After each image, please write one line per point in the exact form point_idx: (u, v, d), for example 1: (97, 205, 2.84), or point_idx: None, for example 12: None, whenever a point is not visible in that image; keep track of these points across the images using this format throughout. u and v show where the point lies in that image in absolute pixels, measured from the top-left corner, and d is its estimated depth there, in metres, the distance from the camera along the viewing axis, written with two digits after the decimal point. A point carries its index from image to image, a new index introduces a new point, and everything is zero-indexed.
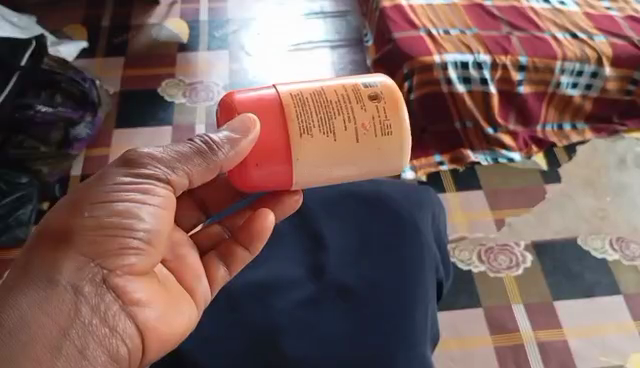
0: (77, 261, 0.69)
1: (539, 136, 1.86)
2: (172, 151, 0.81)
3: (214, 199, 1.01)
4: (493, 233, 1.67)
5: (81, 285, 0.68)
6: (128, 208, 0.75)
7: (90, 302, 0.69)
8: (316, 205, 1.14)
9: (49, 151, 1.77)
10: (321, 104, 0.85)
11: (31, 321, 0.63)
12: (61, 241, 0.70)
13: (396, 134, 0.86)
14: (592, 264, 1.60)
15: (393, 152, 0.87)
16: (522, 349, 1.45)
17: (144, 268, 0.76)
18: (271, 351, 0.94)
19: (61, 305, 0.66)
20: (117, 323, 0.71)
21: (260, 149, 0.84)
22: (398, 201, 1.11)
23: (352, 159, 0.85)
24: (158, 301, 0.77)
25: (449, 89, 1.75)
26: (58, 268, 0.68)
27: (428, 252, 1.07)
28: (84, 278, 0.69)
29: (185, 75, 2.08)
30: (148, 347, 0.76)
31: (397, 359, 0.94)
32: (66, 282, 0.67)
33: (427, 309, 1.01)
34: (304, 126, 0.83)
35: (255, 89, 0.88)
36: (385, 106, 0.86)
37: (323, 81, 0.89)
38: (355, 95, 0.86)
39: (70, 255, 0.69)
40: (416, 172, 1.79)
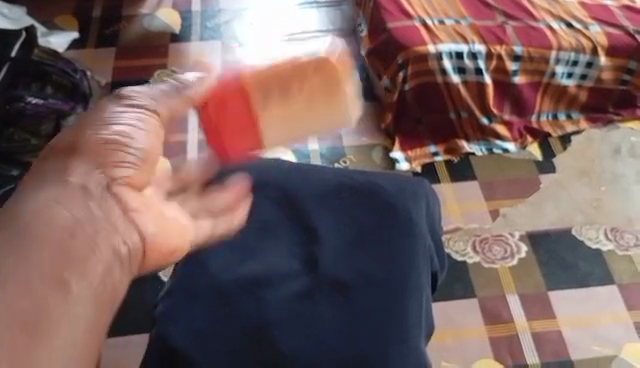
0: (84, 166, 0.60)
1: (533, 126, 1.85)
2: (155, 89, 0.72)
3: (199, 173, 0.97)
4: (488, 224, 1.66)
5: (88, 185, 0.59)
6: (128, 129, 0.66)
7: (97, 202, 0.59)
8: (311, 199, 1.16)
9: (39, 143, 1.72)
10: (275, 83, 0.89)
11: (38, 212, 0.54)
12: (67, 149, 0.61)
13: (340, 98, 0.94)
14: (586, 254, 1.60)
15: (341, 113, 0.95)
16: (516, 339, 1.45)
17: (146, 184, 0.66)
18: (264, 346, 0.99)
19: (72, 202, 0.57)
20: (120, 230, 0.60)
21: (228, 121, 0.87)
22: (395, 195, 1.15)
23: (310, 116, 0.93)
24: (162, 219, 0.66)
25: (443, 79, 1.76)
26: (67, 170, 0.59)
27: (423, 245, 1.10)
28: (93, 180, 0.60)
29: (177, 66, 2.06)
30: (149, 266, 0.64)
31: (387, 353, 0.99)
32: (75, 182, 0.59)
33: (421, 301, 1.05)
34: (270, 105, 0.89)
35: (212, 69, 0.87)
36: (328, 74, 0.92)
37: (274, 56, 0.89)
38: (302, 68, 0.90)
39: (76, 160, 0.61)
40: (410, 163, 1.79)
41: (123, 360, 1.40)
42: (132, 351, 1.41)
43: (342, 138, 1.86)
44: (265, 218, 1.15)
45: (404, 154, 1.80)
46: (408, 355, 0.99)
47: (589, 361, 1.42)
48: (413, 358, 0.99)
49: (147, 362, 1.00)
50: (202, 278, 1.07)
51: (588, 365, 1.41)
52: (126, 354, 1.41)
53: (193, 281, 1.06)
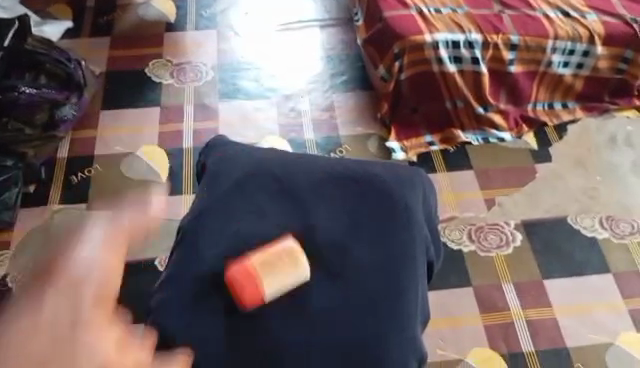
0: (56, 300, 0.95)
1: (529, 115, 1.85)
2: None
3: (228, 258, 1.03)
4: (483, 213, 1.67)
5: (60, 319, 0.93)
6: (79, 284, 0.98)
7: (57, 326, 0.92)
8: (308, 188, 1.17)
9: (34, 134, 1.73)
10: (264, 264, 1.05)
11: (11, 338, 0.89)
12: (41, 279, 0.98)
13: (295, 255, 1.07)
14: (581, 243, 1.60)
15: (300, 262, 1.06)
16: (511, 327, 1.46)
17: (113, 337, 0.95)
18: (262, 336, 1.01)
19: (45, 331, 0.91)
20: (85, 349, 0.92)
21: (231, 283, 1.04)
22: (392, 184, 1.18)
23: (289, 282, 1.04)
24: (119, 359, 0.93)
25: (439, 68, 1.75)
26: (43, 309, 0.93)
27: (420, 233, 1.13)
28: (61, 312, 0.94)
29: (172, 55, 2.04)
30: None
31: (388, 341, 1.01)
32: (50, 317, 0.92)
33: (418, 289, 1.08)
34: (265, 271, 1.04)
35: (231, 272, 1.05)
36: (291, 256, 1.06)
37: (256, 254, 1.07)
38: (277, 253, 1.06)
39: (52, 294, 0.95)
40: (406, 153, 1.78)
41: None
42: None
43: (339, 128, 1.85)
44: (262, 206, 1.15)
45: (400, 144, 1.79)
46: (406, 342, 1.02)
47: (584, 349, 1.43)
48: (411, 345, 1.02)
49: None
50: (200, 268, 1.07)
51: (583, 353, 1.42)
52: None
53: (189, 271, 1.07)
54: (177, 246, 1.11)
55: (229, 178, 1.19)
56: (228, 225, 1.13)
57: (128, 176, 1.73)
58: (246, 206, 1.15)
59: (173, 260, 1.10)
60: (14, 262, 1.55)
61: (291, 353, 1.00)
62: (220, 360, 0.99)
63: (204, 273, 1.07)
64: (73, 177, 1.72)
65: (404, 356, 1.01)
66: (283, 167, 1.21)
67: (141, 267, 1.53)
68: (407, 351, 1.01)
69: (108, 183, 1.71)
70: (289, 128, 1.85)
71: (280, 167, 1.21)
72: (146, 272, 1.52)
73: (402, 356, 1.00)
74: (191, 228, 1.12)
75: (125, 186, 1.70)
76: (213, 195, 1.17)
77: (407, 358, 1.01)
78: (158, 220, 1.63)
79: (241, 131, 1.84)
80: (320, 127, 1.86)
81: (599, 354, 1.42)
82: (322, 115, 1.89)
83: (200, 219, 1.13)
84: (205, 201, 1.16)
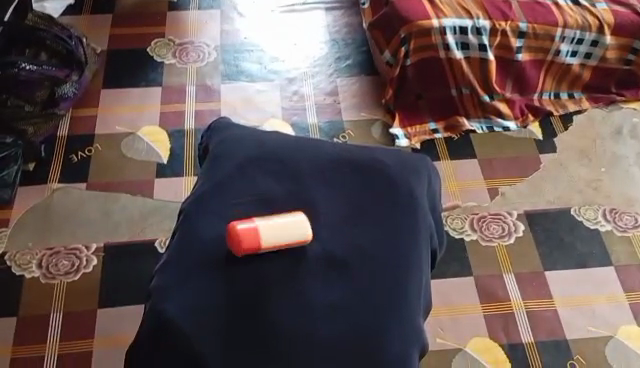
0: None
1: (535, 104, 1.83)
2: None
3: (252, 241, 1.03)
4: (486, 203, 1.65)
5: None
6: None
7: None
8: (312, 173, 1.17)
9: (34, 111, 1.70)
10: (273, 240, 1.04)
11: None
12: None
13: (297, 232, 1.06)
14: (584, 235, 1.59)
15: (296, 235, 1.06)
16: (512, 317, 1.45)
17: None
18: (262, 320, 0.99)
19: None
20: None
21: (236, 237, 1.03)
22: (396, 171, 1.17)
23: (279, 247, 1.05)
24: None
25: (446, 54, 1.73)
26: None
27: (424, 222, 1.13)
28: None
29: (175, 35, 2.01)
30: None
31: (389, 329, 1.00)
32: None
33: (421, 277, 1.07)
34: (270, 234, 1.04)
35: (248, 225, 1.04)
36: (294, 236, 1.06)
37: (276, 230, 1.05)
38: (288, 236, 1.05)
39: None
40: (410, 140, 1.76)
41: (117, 331, 1.39)
42: (126, 323, 1.40)
43: (342, 112, 1.83)
44: (264, 190, 1.14)
45: (404, 130, 1.77)
46: (408, 332, 1.01)
47: (584, 341, 1.42)
48: (412, 335, 1.01)
49: (138, 338, 1.00)
50: (199, 252, 1.06)
51: (583, 345, 1.42)
52: (120, 325, 1.40)
53: (189, 255, 1.05)
54: (177, 229, 1.10)
55: (232, 162, 1.18)
56: (230, 209, 1.11)
57: (129, 156, 1.71)
58: (248, 189, 1.14)
59: (173, 243, 1.08)
60: (12, 240, 1.53)
61: (290, 340, 0.98)
62: (217, 344, 0.97)
63: (204, 256, 1.05)
64: (73, 155, 1.70)
65: (406, 345, 1.00)
66: (286, 152, 1.20)
67: (140, 249, 1.52)
68: (408, 340, 1.00)
69: (108, 163, 1.69)
70: (291, 111, 1.83)
71: (284, 151, 1.20)
72: (145, 253, 1.51)
73: (404, 345, 1.00)
74: (191, 211, 1.11)
75: (125, 167, 1.68)
76: (215, 178, 1.15)
77: (408, 347, 1.00)
78: (157, 201, 1.61)
79: (243, 113, 1.82)
80: (323, 111, 1.84)
81: (599, 346, 1.42)
82: (326, 100, 1.86)
83: (201, 202, 1.12)
84: (207, 184, 1.15)
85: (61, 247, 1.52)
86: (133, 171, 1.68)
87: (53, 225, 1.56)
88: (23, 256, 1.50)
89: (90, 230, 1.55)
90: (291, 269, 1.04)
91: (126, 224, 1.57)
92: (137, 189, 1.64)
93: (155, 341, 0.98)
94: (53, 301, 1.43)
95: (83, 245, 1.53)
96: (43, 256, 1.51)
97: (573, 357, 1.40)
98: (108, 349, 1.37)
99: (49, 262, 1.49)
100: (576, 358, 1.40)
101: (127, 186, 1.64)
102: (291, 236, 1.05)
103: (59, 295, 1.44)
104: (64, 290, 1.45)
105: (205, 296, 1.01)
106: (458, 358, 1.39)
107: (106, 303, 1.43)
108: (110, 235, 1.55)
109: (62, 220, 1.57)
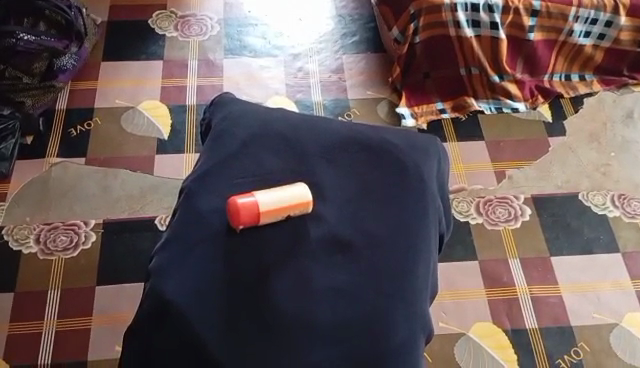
0: None
1: (545, 86, 1.78)
2: None
3: (252, 215, 1.01)
4: (493, 186, 1.62)
5: None
6: None
7: None
8: (318, 154, 1.13)
9: (32, 83, 1.67)
10: (274, 211, 1.02)
11: None
12: None
13: (300, 204, 1.04)
14: (591, 220, 1.57)
15: (300, 206, 1.04)
16: (516, 303, 1.43)
17: None
18: (265, 303, 0.96)
19: None
20: None
21: (236, 210, 1.01)
22: (406, 151, 1.15)
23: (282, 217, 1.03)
24: None
25: (456, 32, 1.68)
26: None
27: (433, 205, 1.10)
28: None
29: (177, 7, 1.96)
30: None
31: (396, 314, 0.97)
32: None
33: (429, 262, 1.05)
34: (271, 205, 1.02)
35: (247, 197, 1.02)
36: (297, 207, 1.04)
37: (276, 201, 1.02)
38: (290, 207, 1.03)
39: None
40: (416, 120, 1.72)
41: (115, 309, 1.37)
42: (125, 300, 1.38)
43: (348, 90, 1.79)
44: (268, 169, 1.11)
45: (410, 110, 1.73)
46: (414, 319, 0.98)
47: (589, 329, 1.40)
48: (418, 321, 0.99)
49: (137, 319, 0.97)
50: (201, 231, 1.03)
51: (588, 332, 1.40)
52: (118, 303, 1.38)
53: (191, 234, 1.03)
54: (178, 208, 1.07)
55: (235, 139, 1.14)
56: (232, 188, 1.08)
57: (129, 131, 1.67)
58: (251, 169, 1.11)
59: (174, 222, 1.05)
60: (10, 213, 1.51)
61: (293, 324, 0.95)
62: (219, 327, 0.94)
63: (206, 236, 1.02)
64: (72, 129, 1.67)
65: (411, 332, 0.97)
66: (292, 129, 1.16)
67: (140, 226, 1.49)
68: (414, 326, 0.98)
69: (107, 137, 1.66)
70: (295, 88, 1.79)
71: (289, 129, 1.16)
72: (144, 231, 1.49)
73: (409, 332, 0.97)
74: (193, 189, 1.08)
75: (125, 142, 1.65)
76: (217, 156, 1.12)
77: (414, 334, 0.97)
78: (157, 178, 1.58)
79: (245, 89, 1.78)
80: (328, 89, 1.79)
81: (603, 334, 1.40)
82: (331, 77, 1.82)
83: (203, 180, 1.09)
84: (209, 162, 1.11)
85: (60, 222, 1.50)
86: (133, 147, 1.64)
87: (50, 200, 1.53)
88: (20, 231, 1.48)
89: (90, 206, 1.52)
90: (295, 250, 1.02)
91: (125, 201, 1.54)
92: (137, 165, 1.60)
93: (155, 324, 0.96)
94: (51, 277, 1.41)
95: (81, 220, 1.50)
96: (41, 230, 1.48)
97: (577, 344, 1.38)
98: (107, 326, 1.35)
99: (47, 237, 1.47)
100: (580, 344, 1.38)
101: (127, 162, 1.61)
102: (294, 204, 1.03)
103: (57, 271, 1.42)
104: (62, 266, 1.43)
105: (207, 277, 0.98)
106: (461, 342, 1.37)
107: (104, 281, 1.41)
108: (109, 211, 1.52)
109: (60, 195, 1.54)
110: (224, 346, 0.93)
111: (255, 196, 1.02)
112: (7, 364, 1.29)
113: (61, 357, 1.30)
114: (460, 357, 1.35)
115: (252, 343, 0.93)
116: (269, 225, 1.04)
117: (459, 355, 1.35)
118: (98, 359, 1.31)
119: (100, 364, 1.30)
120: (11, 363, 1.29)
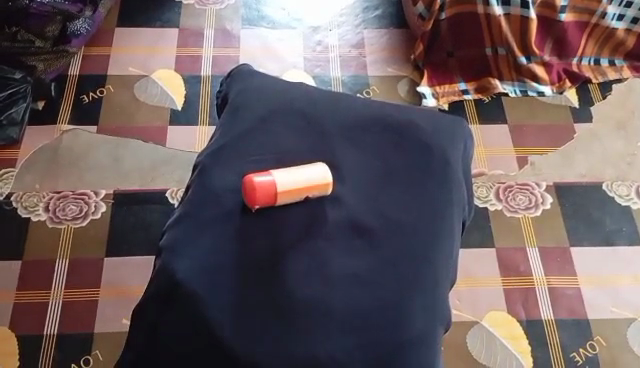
0: None
1: (574, 70, 1.71)
2: None
3: (268, 197, 0.98)
4: (513, 172, 1.57)
5: None
6: None
7: None
8: (339, 133, 1.09)
9: (44, 47, 1.63)
10: (292, 193, 0.99)
11: None
12: None
13: (319, 186, 1.00)
14: (614, 211, 1.51)
15: (319, 188, 1.00)
16: (532, 293, 1.40)
17: None
18: (279, 287, 0.93)
19: None
20: None
21: (252, 190, 0.97)
22: (431, 134, 1.10)
23: (299, 198, 1.00)
24: None
25: (484, 10, 1.62)
26: None
27: (457, 192, 1.06)
28: None
29: None
30: None
31: (414, 305, 0.94)
32: None
33: (451, 252, 1.01)
34: (289, 187, 0.98)
35: (264, 178, 0.98)
36: (316, 189, 1.00)
37: (294, 183, 0.99)
38: (308, 189, 1.00)
39: None
40: (438, 100, 1.67)
41: (123, 282, 1.35)
42: (133, 273, 1.36)
43: (368, 67, 1.73)
44: (286, 147, 1.07)
45: (432, 90, 1.67)
46: (434, 310, 0.95)
47: (606, 323, 1.37)
48: (438, 313, 0.95)
49: (146, 297, 0.95)
50: (215, 209, 0.99)
51: (604, 326, 1.36)
52: (126, 276, 1.36)
53: (205, 211, 0.99)
54: (192, 183, 1.04)
55: (253, 115, 1.10)
56: (248, 165, 1.04)
57: (142, 100, 1.63)
58: (268, 146, 1.06)
59: (187, 198, 1.02)
60: (19, 179, 1.48)
61: (307, 310, 0.92)
62: (231, 310, 0.91)
63: (219, 215, 0.99)
64: (84, 96, 1.63)
65: (430, 323, 0.94)
66: (312, 106, 1.12)
67: (151, 198, 1.46)
68: (433, 318, 0.95)
69: (119, 106, 1.61)
70: (313, 63, 1.73)
71: (309, 106, 1.12)
72: (155, 203, 1.46)
73: (428, 323, 0.94)
74: (208, 165, 1.04)
75: (137, 111, 1.61)
76: (233, 132, 1.08)
77: (432, 325, 0.94)
78: (170, 150, 1.54)
79: (262, 61, 1.72)
80: (347, 65, 1.73)
81: (620, 328, 1.36)
82: (351, 52, 1.76)
83: (218, 156, 1.05)
84: (225, 138, 1.07)
85: (69, 191, 1.47)
86: (145, 117, 1.60)
87: (61, 168, 1.50)
88: (29, 198, 1.45)
89: (100, 175, 1.49)
90: (310, 233, 0.98)
91: (137, 172, 1.50)
92: (149, 135, 1.57)
93: (165, 303, 0.93)
94: (59, 246, 1.39)
95: (91, 190, 1.47)
96: (50, 199, 1.45)
97: (593, 338, 1.34)
98: (114, 299, 1.33)
99: (56, 206, 1.44)
100: (596, 338, 1.34)
101: (139, 132, 1.57)
102: (313, 186, 1.00)
103: (65, 241, 1.40)
104: (71, 235, 1.41)
105: (219, 257, 0.95)
106: (473, 331, 1.34)
107: (113, 252, 1.38)
108: (120, 182, 1.49)
109: (70, 163, 1.51)
110: (236, 329, 0.90)
111: (272, 178, 0.98)
112: (12, 333, 1.28)
113: (67, 329, 1.29)
114: (471, 346, 1.32)
115: (265, 327, 0.90)
116: (284, 205, 1.00)
117: (471, 344, 1.32)
118: (104, 332, 1.29)
119: (106, 337, 1.28)
120: (17, 332, 1.28)
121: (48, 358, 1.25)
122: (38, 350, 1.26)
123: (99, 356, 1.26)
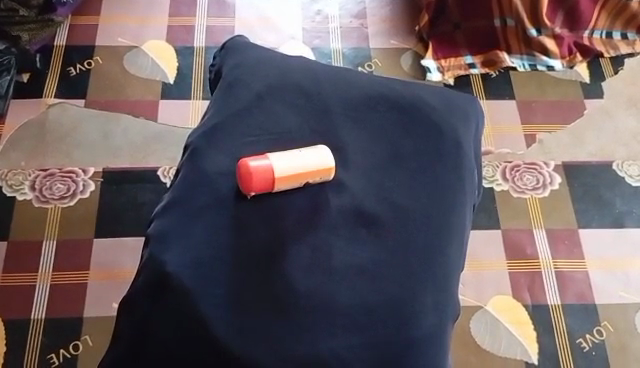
0: None
1: (585, 43, 1.63)
2: None
3: (264, 184, 0.91)
4: (521, 151, 1.50)
5: None
6: None
7: None
8: (341, 114, 1.02)
9: (29, 16, 1.55)
10: (290, 179, 0.93)
11: None
12: None
13: (320, 171, 0.94)
14: (625, 193, 1.46)
15: (320, 173, 0.94)
16: (539, 277, 1.35)
17: None
18: (277, 280, 0.88)
19: None
20: None
21: (247, 176, 0.91)
22: (442, 113, 1.04)
23: (298, 184, 0.94)
24: None
25: None
26: None
27: (469, 179, 1.00)
28: None
29: None
30: None
31: (424, 301, 0.89)
32: None
33: (462, 242, 0.96)
34: (287, 173, 0.92)
35: (260, 163, 0.92)
36: (317, 174, 0.94)
37: (292, 168, 0.93)
38: (308, 175, 0.93)
39: None
40: (442, 74, 1.59)
41: (114, 265, 1.29)
42: (124, 255, 1.30)
43: (369, 39, 1.65)
44: (285, 128, 1.00)
45: (437, 63, 1.60)
46: (445, 305, 0.90)
47: (614, 308, 1.32)
48: (448, 308, 0.90)
49: (134, 289, 0.89)
50: (209, 195, 0.93)
51: (613, 311, 1.31)
52: (117, 259, 1.30)
53: (198, 197, 0.93)
54: (184, 166, 0.97)
55: (248, 92, 1.03)
56: (244, 148, 0.97)
57: (132, 73, 1.55)
58: (265, 126, 1.00)
59: (178, 182, 0.95)
60: (4, 157, 1.41)
61: (306, 305, 0.86)
62: (226, 305, 0.86)
63: (213, 202, 0.93)
64: (71, 68, 1.54)
65: (440, 319, 0.89)
66: (314, 83, 1.05)
67: (142, 177, 1.40)
68: (444, 314, 0.90)
69: (108, 79, 1.53)
70: (312, 34, 1.65)
71: (310, 82, 1.05)
72: (146, 182, 1.39)
73: (438, 320, 0.89)
74: (199, 146, 0.97)
75: (127, 85, 1.53)
76: (227, 110, 1.01)
77: (443, 322, 0.89)
78: (161, 126, 1.47)
79: (259, 32, 1.64)
80: (348, 36, 1.65)
81: (629, 314, 1.31)
82: (352, 23, 1.67)
83: (211, 137, 0.98)
84: (220, 117, 1.00)
85: (56, 169, 1.40)
86: (136, 91, 1.52)
87: (47, 144, 1.43)
88: (15, 176, 1.38)
89: (89, 153, 1.42)
90: (310, 221, 0.92)
91: (127, 150, 1.43)
92: (140, 111, 1.49)
93: (155, 297, 0.87)
94: (46, 227, 1.33)
95: (79, 169, 1.40)
96: (37, 177, 1.38)
97: (601, 324, 1.30)
98: (104, 283, 1.27)
99: (43, 184, 1.38)
100: (604, 324, 1.30)
101: (130, 106, 1.50)
102: (314, 171, 0.94)
103: (52, 222, 1.33)
104: (58, 216, 1.34)
105: (213, 248, 0.89)
106: (477, 316, 1.29)
107: (103, 233, 1.32)
108: (109, 159, 1.42)
109: (57, 140, 1.44)
110: (232, 326, 0.85)
111: (269, 162, 0.92)
112: None
113: (55, 313, 1.23)
114: (476, 332, 1.27)
115: (263, 324, 0.85)
116: (282, 191, 0.94)
117: (475, 330, 1.28)
118: (94, 317, 1.24)
119: (96, 322, 1.23)
120: (3, 316, 1.22)
121: (36, 344, 1.20)
122: (26, 335, 1.21)
123: (89, 341, 1.21)
